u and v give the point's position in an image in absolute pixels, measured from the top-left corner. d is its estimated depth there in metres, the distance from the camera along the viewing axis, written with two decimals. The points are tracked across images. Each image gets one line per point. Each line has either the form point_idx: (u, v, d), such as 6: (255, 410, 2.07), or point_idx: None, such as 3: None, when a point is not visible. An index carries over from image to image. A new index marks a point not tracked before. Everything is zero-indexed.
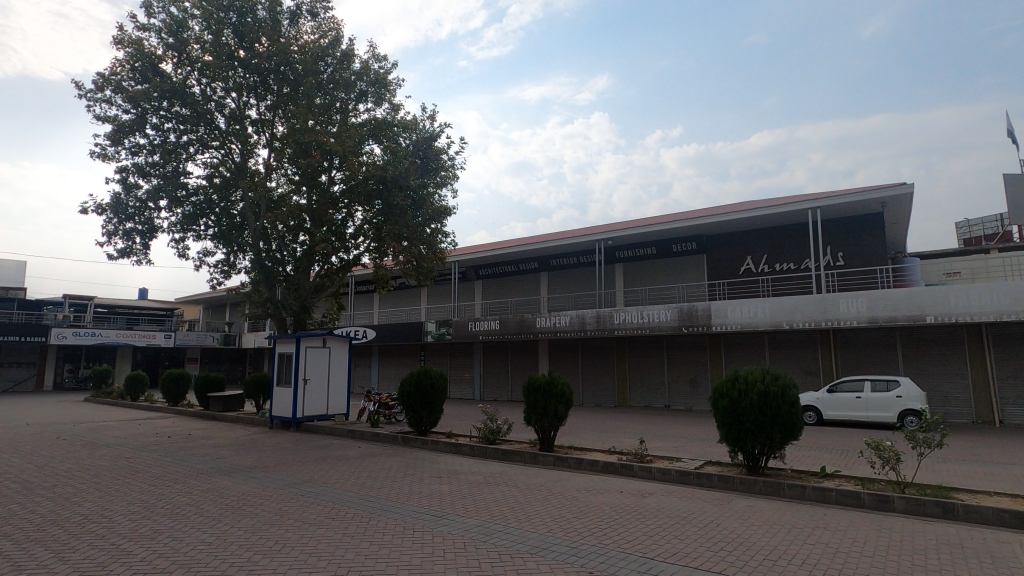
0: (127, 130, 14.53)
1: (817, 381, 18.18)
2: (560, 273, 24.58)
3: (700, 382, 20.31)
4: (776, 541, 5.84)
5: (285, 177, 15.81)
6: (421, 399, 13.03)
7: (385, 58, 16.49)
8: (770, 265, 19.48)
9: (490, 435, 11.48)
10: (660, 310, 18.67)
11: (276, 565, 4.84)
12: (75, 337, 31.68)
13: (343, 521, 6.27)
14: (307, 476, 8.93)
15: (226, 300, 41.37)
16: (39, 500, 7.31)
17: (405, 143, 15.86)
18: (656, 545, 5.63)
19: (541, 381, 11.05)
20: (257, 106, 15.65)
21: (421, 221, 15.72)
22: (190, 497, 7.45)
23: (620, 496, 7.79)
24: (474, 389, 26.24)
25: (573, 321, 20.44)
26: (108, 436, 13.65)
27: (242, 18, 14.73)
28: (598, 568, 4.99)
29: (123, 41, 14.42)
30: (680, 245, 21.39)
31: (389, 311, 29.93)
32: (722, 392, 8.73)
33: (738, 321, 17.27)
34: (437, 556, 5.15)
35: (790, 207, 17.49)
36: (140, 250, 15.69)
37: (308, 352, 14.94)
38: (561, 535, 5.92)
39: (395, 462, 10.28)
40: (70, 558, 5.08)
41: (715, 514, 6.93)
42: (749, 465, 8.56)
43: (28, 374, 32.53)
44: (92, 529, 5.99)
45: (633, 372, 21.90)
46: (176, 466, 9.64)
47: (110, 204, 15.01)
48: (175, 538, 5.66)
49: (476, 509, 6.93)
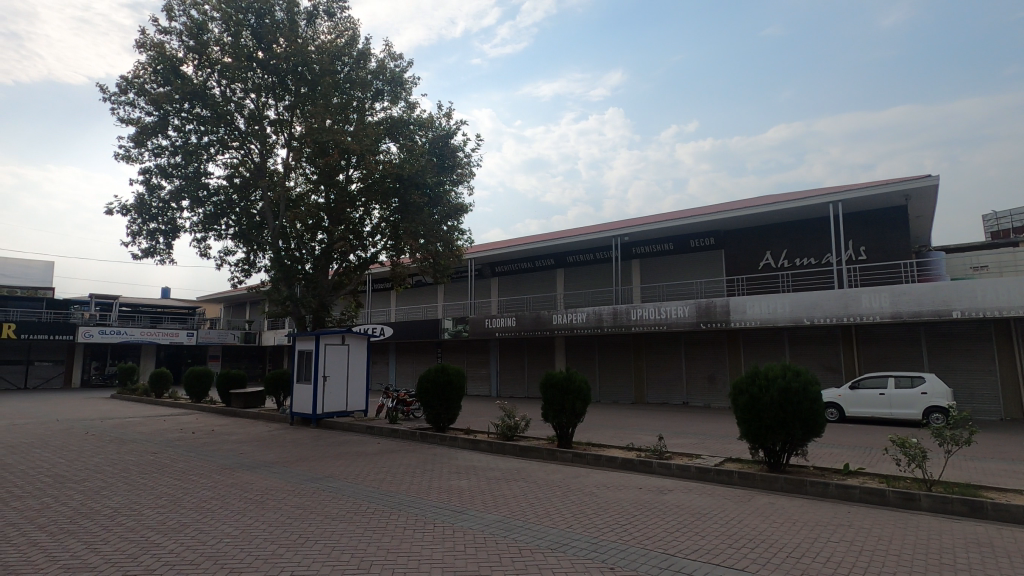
0: (150, 132, 14.81)
1: (837, 378, 17.93)
2: (576, 269, 24.54)
3: (718, 379, 20.13)
4: (799, 539, 5.77)
5: (304, 176, 16.05)
6: (438, 396, 13.10)
7: (401, 57, 16.64)
8: (790, 260, 19.22)
9: (508, 432, 11.58)
10: (678, 306, 18.53)
11: (300, 558, 4.92)
12: (101, 335, 32.35)
13: (365, 516, 6.34)
14: (327, 471, 9.03)
15: (246, 298, 42.02)
16: (71, 493, 7.51)
17: (421, 140, 15.93)
18: (677, 542, 5.61)
19: (559, 377, 11.02)
20: (276, 106, 15.79)
21: (437, 218, 15.89)
22: (215, 491, 7.60)
23: (638, 493, 7.78)
24: (491, 386, 26.36)
25: (590, 317, 20.33)
26: (134, 432, 13.94)
27: (261, 20, 14.90)
28: (620, 564, 4.97)
29: (146, 45, 14.75)
30: (698, 241, 21.21)
31: (406, 309, 30.18)
32: (741, 388, 8.63)
33: (758, 317, 17.04)
34: (459, 551, 5.19)
35: (810, 200, 17.19)
36: (163, 249, 16.02)
37: (327, 349, 15.11)
38: (581, 530, 5.94)
39: (414, 459, 10.37)
40: (101, 550, 5.22)
41: (737, 511, 6.85)
42: (771, 461, 8.47)
43: (56, 371, 33.40)
44: (123, 521, 6.13)
45: (650, 368, 21.81)
46: (200, 462, 9.84)
47: (134, 205, 15.33)
48: (202, 531, 5.78)
49: (495, 505, 6.97)
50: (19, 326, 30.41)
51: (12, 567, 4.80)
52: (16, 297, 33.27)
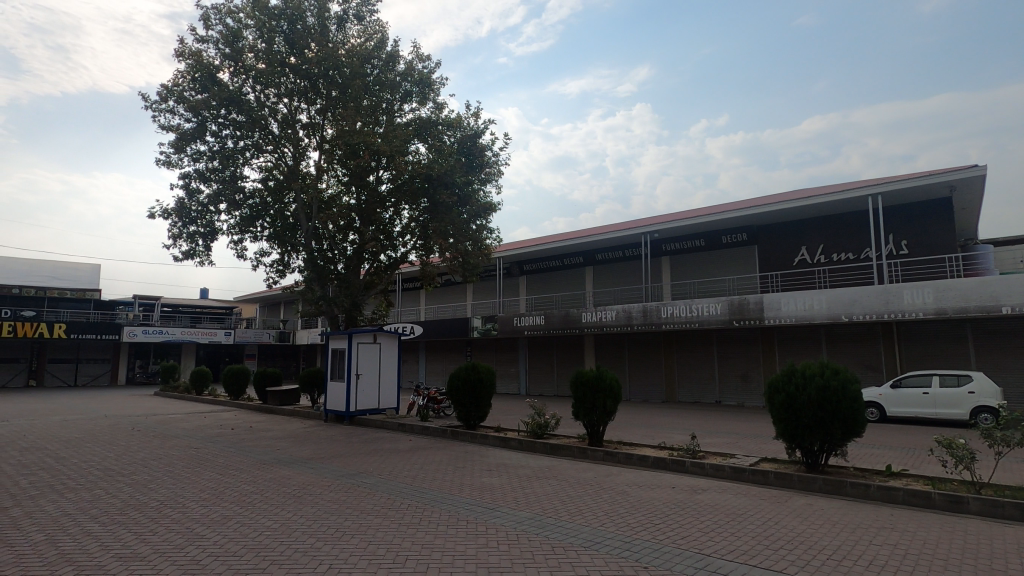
0: (189, 138, 15.31)
1: (877, 376, 17.39)
2: (605, 266, 24.40)
3: (752, 377, 19.75)
4: (840, 541, 5.63)
5: (335, 178, 16.33)
6: (468, 393, 13.20)
7: (429, 58, 16.81)
8: (827, 256, 18.68)
9: (538, 430, 11.58)
10: (710, 303, 18.22)
11: (338, 552, 5.02)
12: (145, 335, 33.74)
13: (399, 512, 6.44)
14: (361, 467, 9.20)
15: (281, 298, 43.06)
16: (121, 486, 7.84)
17: (450, 140, 16.03)
18: (712, 542, 5.54)
19: (589, 375, 10.96)
20: (308, 110, 16.11)
21: (466, 217, 16.04)
22: (255, 485, 7.84)
23: (672, 492, 7.70)
24: (520, 384, 26.42)
25: (620, 315, 20.17)
26: (177, 429, 14.44)
27: (293, 26, 15.19)
28: (654, 563, 4.94)
29: (184, 54, 15.25)
30: (730, 237, 20.84)
31: (435, 307, 30.49)
32: (777, 387, 8.43)
33: (793, 314, 16.64)
34: (492, 547, 5.22)
35: (848, 194, 16.66)
36: (202, 251, 16.54)
37: (360, 347, 15.37)
38: (614, 529, 5.92)
39: (446, 456, 10.47)
40: (150, 540, 5.44)
41: (774, 512, 6.72)
42: (808, 461, 8.28)
43: (104, 369, 34.90)
44: (170, 514, 6.37)
45: (681, 366, 21.54)
46: (240, 457, 10.16)
47: (175, 209, 15.88)
48: (244, 524, 5.97)
49: (527, 502, 7.00)
50: (69, 326, 31.83)
51: (69, 556, 5.03)
52: (66, 298, 34.79)
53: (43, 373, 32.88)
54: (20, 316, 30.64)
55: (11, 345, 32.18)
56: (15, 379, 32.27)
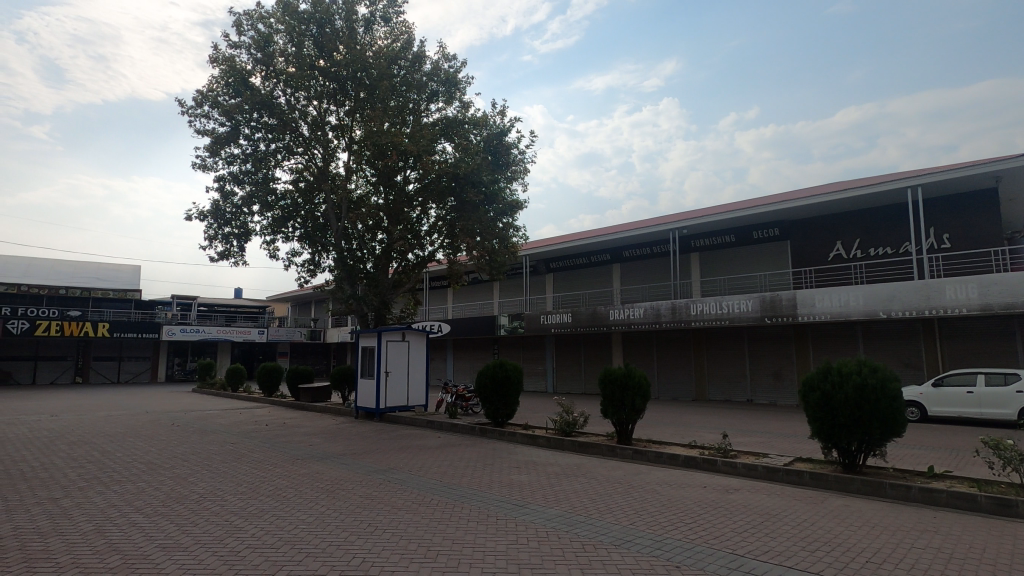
0: (223, 142, 15.73)
1: (917, 375, 16.82)
2: (633, 264, 24.17)
3: (785, 375, 19.32)
4: (879, 544, 5.47)
5: (364, 179, 16.58)
6: (496, 391, 13.24)
7: (455, 57, 16.92)
8: (864, 250, 18.13)
9: (566, 428, 11.54)
10: (741, 300, 17.88)
11: (371, 546, 5.11)
12: (183, 333, 35.05)
13: (430, 507, 6.52)
14: (391, 463, 9.34)
15: (312, 297, 43.94)
16: (162, 479, 8.12)
17: (476, 139, 16.08)
18: (746, 543, 5.44)
19: (618, 373, 10.87)
20: (337, 112, 16.37)
21: (493, 216, 16.12)
22: (290, 480, 8.03)
23: (703, 492, 7.60)
24: (547, 382, 26.40)
25: (647, 312, 19.99)
26: (215, 424, 14.86)
27: (322, 29, 15.44)
28: (685, 562, 4.89)
29: (218, 60, 15.67)
30: (761, 232, 20.42)
31: (462, 305, 30.71)
32: (812, 385, 8.24)
33: (828, 311, 16.20)
34: (523, 544, 5.24)
35: (885, 186, 16.12)
36: (237, 252, 16.99)
37: (389, 345, 15.56)
38: (644, 528, 5.88)
39: (474, 453, 10.54)
40: (192, 531, 5.63)
41: (808, 512, 6.57)
42: (845, 462, 8.07)
43: (144, 366, 36.18)
44: (210, 506, 6.58)
45: (711, 364, 21.22)
46: (274, 452, 10.41)
47: (211, 211, 16.35)
48: (280, 517, 6.12)
49: (557, 500, 7.00)
50: (112, 325, 33.08)
51: (115, 545, 5.25)
52: (109, 298, 36.14)
53: (88, 370, 34.28)
54: (66, 316, 31.97)
55: (58, 344, 33.62)
56: (62, 376, 33.72)
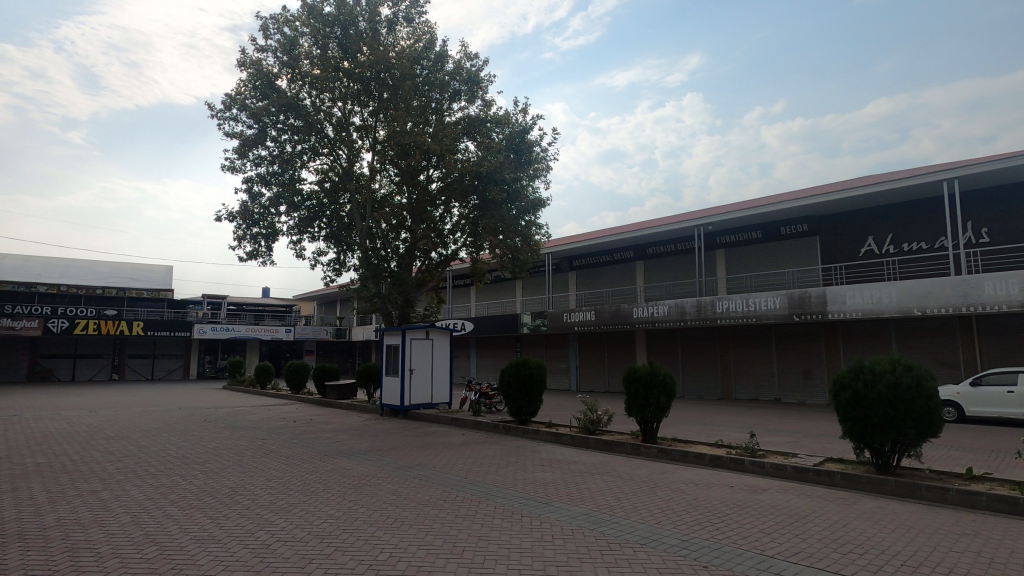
0: (251, 144, 16.05)
1: (954, 373, 16.29)
2: (657, 261, 23.92)
3: (814, 374, 18.92)
4: (915, 546, 5.32)
5: (388, 178, 16.75)
6: (519, 389, 13.24)
7: (477, 56, 16.95)
8: (897, 246, 17.61)
9: (590, 426, 11.48)
10: (768, 297, 17.55)
11: (398, 541, 5.17)
12: (213, 332, 35.91)
13: (455, 504, 6.56)
14: (416, 460, 9.42)
15: (337, 296, 44.63)
16: (195, 473, 8.34)
17: (498, 137, 16.11)
18: (776, 544, 5.35)
19: (643, 371, 10.77)
20: (361, 113, 16.56)
21: (516, 214, 16.17)
22: (317, 475, 8.18)
23: (730, 491, 7.49)
24: (571, 380, 26.34)
25: (672, 310, 19.76)
26: (244, 421, 15.19)
27: (346, 31, 15.62)
28: (714, 563, 4.82)
29: (246, 63, 15.99)
30: (789, 227, 19.97)
31: (485, 303, 30.82)
32: (844, 384, 8.05)
33: (859, 308, 15.79)
34: (548, 542, 5.24)
35: (920, 179, 15.62)
36: (265, 251, 17.32)
37: (413, 343, 15.69)
38: (671, 527, 5.82)
39: (498, 450, 10.57)
40: (225, 524, 5.77)
41: (841, 514, 6.42)
42: (878, 463, 7.86)
43: (177, 364, 37.20)
44: (241, 500, 6.74)
45: (737, 363, 20.90)
46: (302, 448, 10.60)
47: (239, 212, 16.72)
48: (309, 511, 6.23)
49: (582, 498, 6.99)
50: (146, 324, 34.06)
51: (153, 537, 5.40)
52: (142, 298, 37.19)
53: (124, 367, 35.40)
54: (103, 315, 33.04)
55: (96, 342, 34.76)
56: (100, 373, 34.87)
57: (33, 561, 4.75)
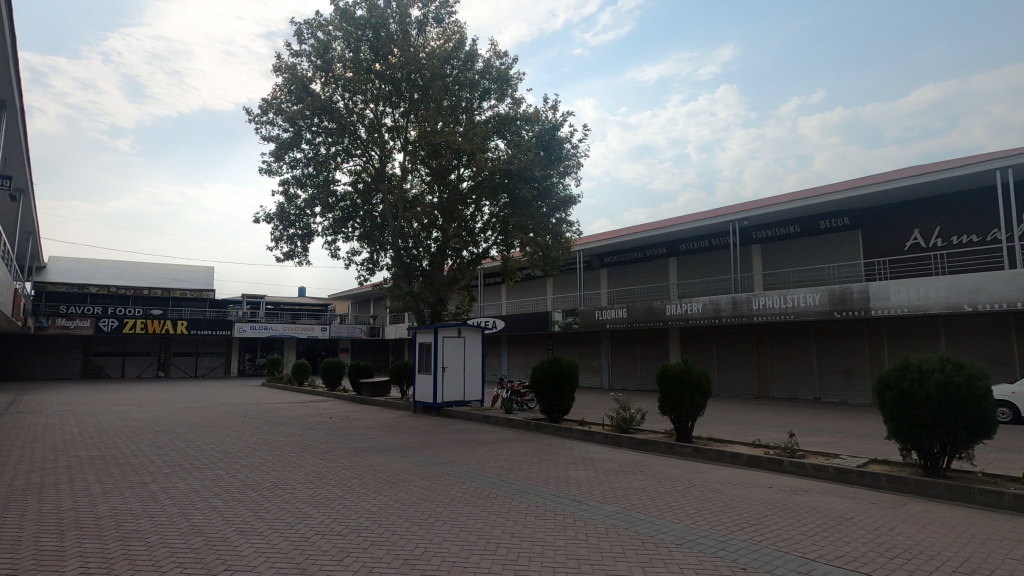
0: (287, 147, 16.45)
1: (1009, 372, 15.50)
2: (690, 258, 23.54)
3: (856, 372, 18.30)
4: (966, 552, 5.10)
5: (419, 178, 16.95)
6: (551, 387, 13.22)
7: (506, 53, 16.99)
8: (945, 239, 16.86)
9: (623, 424, 11.37)
10: (807, 293, 17.06)
11: (432, 536, 5.23)
12: (252, 330, 37.00)
13: (488, 500, 6.62)
14: (449, 457, 9.51)
15: (371, 295, 45.43)
16: (237, 467, 8.61)
17: (528, 135, 16.11)
18: (818, 546, 5.20)
19: (676, 368, 10.61)
20: (392, 114, 16.79)
21: (547, 211, 16.21)
22: (353, 471, 8.34)
23: (768, 492, 7.32)
24: (603, 378, 26.16)
25: (706, 307, 19.39)
26: (283, 417, 15.60)
27: (377, 34, 15.82)
28: (752, 564, 4.72)
29: (281, 68, 16.38)
30: (829, 222, 19.40)
31: (516, 302, 30.89)
32: (888, 382, 7.77)
33: (904, 304, 15.20)
34: (581, 540, 5.22)
35: (969, 169, 14.91)
36: (301, 252, 17.74)
37: (445, 341, 15.85)
38: (707, 527, 5.72)
39: (530, 448, 10.59)
40: (265, 517, 5.95)
41: (887, 517, 6.20)
42: (927, 464, 7.56)
43: (219, 361, 38.47)
44: (281, 494, 6.93)
45: (775, 361, 20.39)
46: (339, 444, 10.83)
47: (277, 214, 17.18)
48: (345, 506, 6.37)
49: (615, 497, 6.94)
50: (190, 323, 35.33)
51: (198, 527, 5.62)
52: (186, 298, 38.58)
53: (169, 365, 36.82)
54: (150, 315, 34.46)
55: (143, 340, 36.26)
56: (147, 370, 36.35)
57: (88, 549, 5.00)
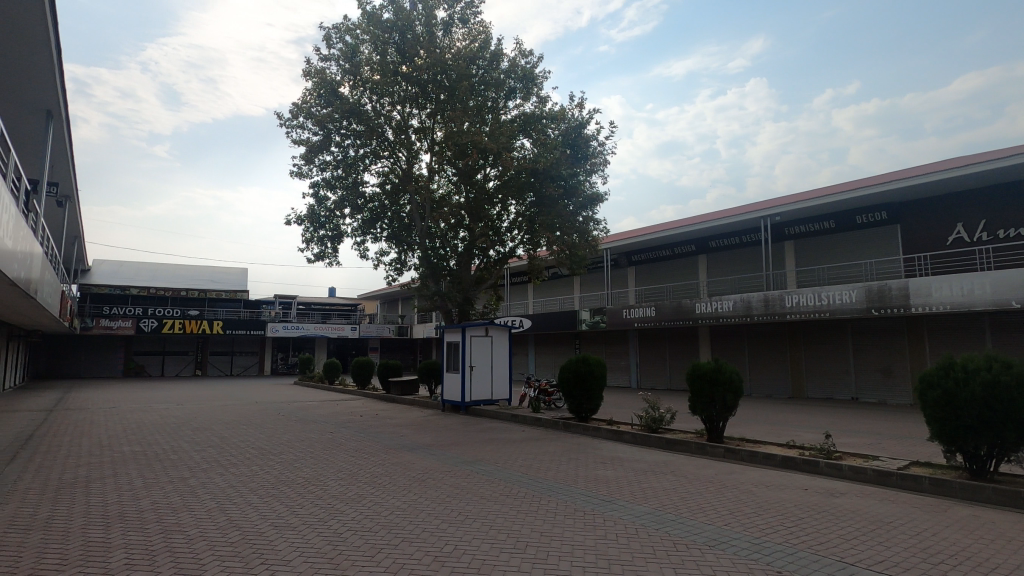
0: (317, 150, 16.75)
1: None
2: (720, 255, 23.13)
3: (896, 371, 17.69)
4: (1017, 560, 4.88)
5: (446, 178, 17.05)
6: (579, 386, 13.15)
7: (532, 52, 16.98)
8: (991, 233, 16.14)
9: (653, 424, 11.24)
10: (842, 290, 16.58)
11: (461, 534, 5.26)
12: (285, 330, 37.81)
13: (517, 499, 6.62)
14: (478, 456, 9.54)
15: (399, 295, 45.97)
16: (271, 464, 8.81)
17: (554, 133, 16.06)
18: (857, 551, 5.04)
19: (707, 368, 10.42)
20: (419, 115, 16.96)
21: (573, 209, 16.15)
22: (384, 468, 8.44)
23: (804, 494, 7.14)
24: (631, 377, 25.92)
25: (737, 305, 19.02)
26: (314, 415, 15.90)
27: (403, 37, 15.96)
28: (788, 567, 4.61)
29: (310, 73, 16.70)
30: (866, 216, 18.87)
31: (543, 301, 30.85)
32: (931, 382, 7.49)
33: (946, 301, 14.63)
34: (612, 540, 5.17)
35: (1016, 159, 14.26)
36: (331, 252, 18.06)
37: (472, 340, 15.92)
38: (741, 529, 5.61)
39: (558, 447, 10.55)
40: (299, 513, 6.07)
41: (930, 522, 5.98)
42: (973, 468, 7.26)
43: (253, 360, 39.45)
44: (313, 490, 7.06)
45: (809, 359, 19.89)
46: (369, 442, 10.98)
47: (308, 216, 17.53)
48: (376, 503, 6.45)
49: (646, 497, 6.86)
50: (225, 323, 36.32)
51: (235, 522, 5.77)
52: (221, 299, 39.70)
53: (206, 363, 37.92)
54: (187, 315, 35.58)
55: (181, 340, 37.44)
56: (185, 369, 37.52)
57: (132, 541, 5.19)
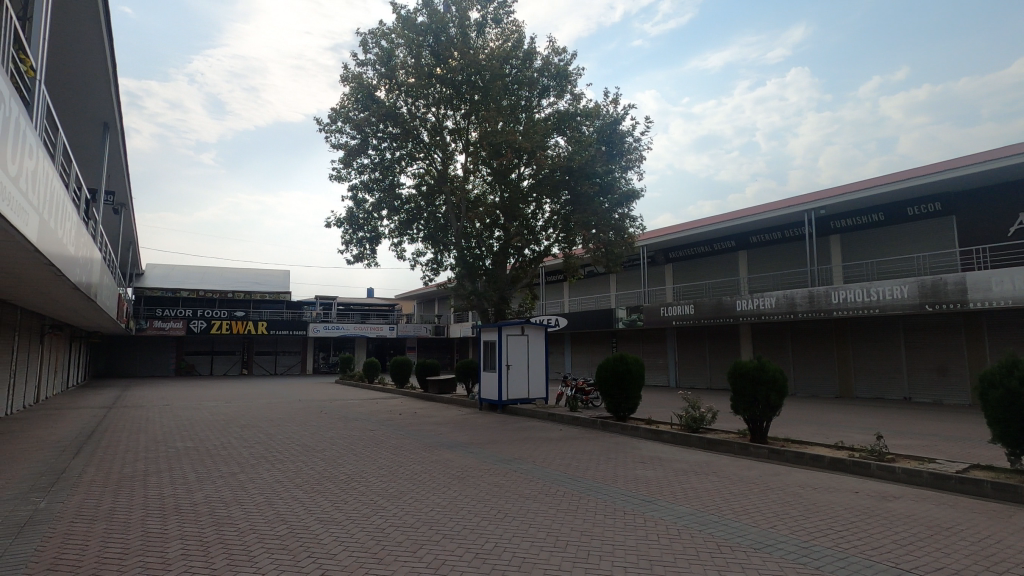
0: (355, 153, 17.10)
1: None
2: (762, 250, 22.51)
3: (952, 370, 16.84)
4: None
5: (481, 179, 17.12)
6: (616, 385, 13.02)
7: (565, 49, 16.91)
8: None
9: (693, 424, 11.04)
10: (893, 285, 15.87)
11: (502, 532, 5.28)
12: (326, 330, 38.77)
13: (557, 498, 6.60)
14: (516, 454, 9.57)
15: (435, 295, 46.53)
16: (315, 460, 9.05)
17: (589, 130, 15.98)
18: (913, 557, 4.82)
19: (749, 365, 10.13)
20: (453, 116, 17.07)
21: (609, 207, 16.03)
22: (423, 465, 8.56)
23: (855, 497, 6.88)
24: (670, 375, 25.52)
25: (780, 302, 18.46)
26: (355, 412, 16.26)
27: (437, 39, 16.10)
28: (839, 573, 4.45)
29: (348, 78, 17.06)
30: (918, 208, 18.07)
31: (579, 299, 30.70)
32: (992, 381, 7.09)
33: (1008, 295, 13.83)
34: (653, 540, 5.10)
35: None
36: (369, 254, 18.42)
37: (509, 339, 15.97)
38: (788, 532, 5.45)
39: (597, 447, 10.47)
40: (342, 508, 6.22)
41: (992, 528, 5.67)
42: None
43: (296, 360, 40.59)
44: (356, 486, 7.22)
45: (858, 358, 19.16)
46: (409, 440, 11.15)
47: (347, 218, 17.92)
48: (417, 499, 6.55)
49: (688, 498, 6.74)
50: (270, 324, 37.51)
51: (283, 516, 5.95)
52: (266, 300, 41.03)
53: (251, 363, 39.23)
54: (233, 316, 36.93)
55: (228, 340, 38.87)
56: (232, 368, 38.91)
57: (187, 533, 5.42)
